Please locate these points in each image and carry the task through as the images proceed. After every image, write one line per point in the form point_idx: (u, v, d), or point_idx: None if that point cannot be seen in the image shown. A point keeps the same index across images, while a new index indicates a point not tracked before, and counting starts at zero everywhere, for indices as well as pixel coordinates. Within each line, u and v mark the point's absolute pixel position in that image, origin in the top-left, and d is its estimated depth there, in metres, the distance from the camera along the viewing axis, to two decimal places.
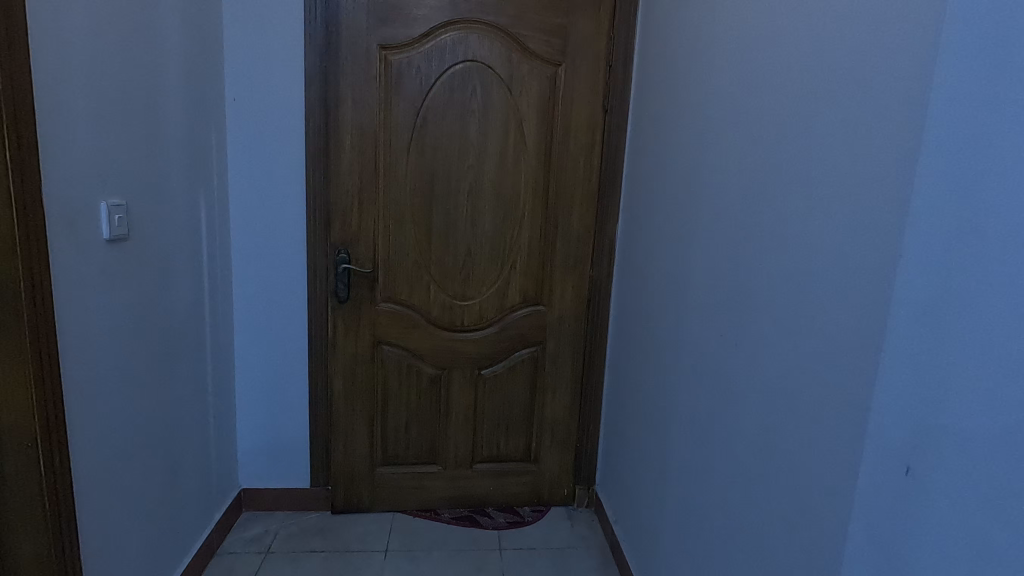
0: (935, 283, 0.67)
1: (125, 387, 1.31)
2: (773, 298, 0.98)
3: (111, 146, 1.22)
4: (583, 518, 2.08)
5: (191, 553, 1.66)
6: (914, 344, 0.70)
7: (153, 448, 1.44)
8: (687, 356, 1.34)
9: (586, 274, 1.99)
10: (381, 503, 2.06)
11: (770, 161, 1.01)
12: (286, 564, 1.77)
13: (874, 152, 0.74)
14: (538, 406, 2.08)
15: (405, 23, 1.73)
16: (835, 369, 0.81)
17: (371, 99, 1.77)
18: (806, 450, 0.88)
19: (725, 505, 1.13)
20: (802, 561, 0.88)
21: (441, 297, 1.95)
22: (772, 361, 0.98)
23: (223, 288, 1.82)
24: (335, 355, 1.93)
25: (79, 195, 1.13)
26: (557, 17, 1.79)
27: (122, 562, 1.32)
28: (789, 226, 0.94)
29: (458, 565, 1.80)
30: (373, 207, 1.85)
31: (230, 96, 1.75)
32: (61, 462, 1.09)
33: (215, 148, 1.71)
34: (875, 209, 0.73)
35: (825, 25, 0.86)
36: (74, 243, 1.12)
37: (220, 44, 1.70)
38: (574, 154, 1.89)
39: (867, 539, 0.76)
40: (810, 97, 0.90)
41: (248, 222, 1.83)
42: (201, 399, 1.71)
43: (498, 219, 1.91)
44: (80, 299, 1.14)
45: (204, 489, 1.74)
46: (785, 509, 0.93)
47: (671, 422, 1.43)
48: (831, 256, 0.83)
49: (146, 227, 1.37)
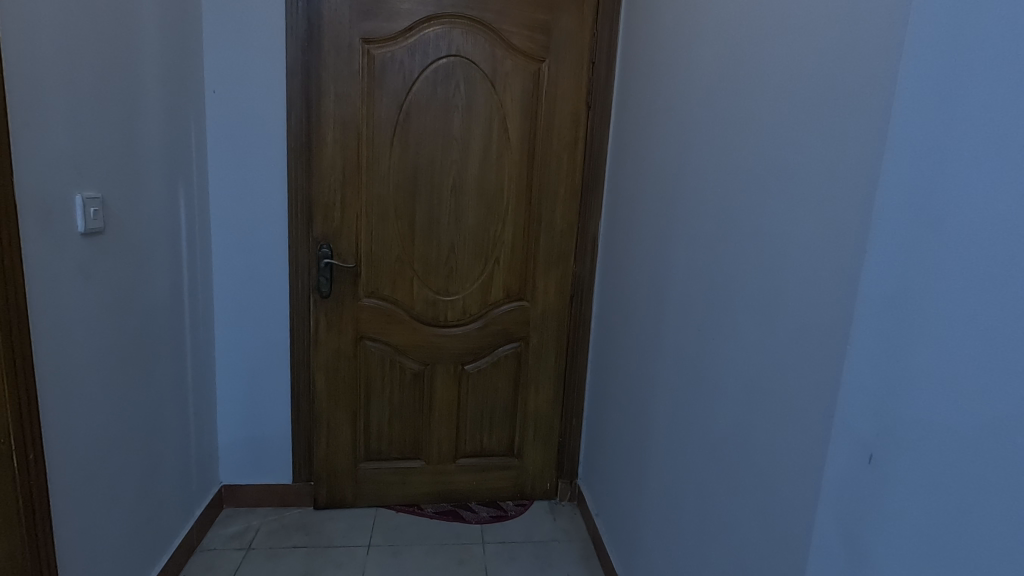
0: (897, 277, 0.68)
1: (100, 382, 1.29)
2: (746, 292, 1.01)
3: (84, 137, 1.20)
4: (565, 513, 2.10)
5: (171, 550, 1.64)
6: (878, 335, 0.71)
7: (130, 444, 1.42)
8: (666, 349, 1.36)
9: (570, 270, 2.00)
10: (364, 498, 2.06)
11: (746, 158, 1.03)
12: (267, 560, 1.76)
13: (845, 149, 0.76)
14: (521, 400, 2.09)
15: (388, 17, 1.73)
16: (805, 360, 0.84)
17: (353, 94, 1.77)
18: (779, 441, 0.90)
19: (700, 493, 1.15)
20: (773, 548, 0.90)
21: (425, 292, 1.95)
22: (748, 355, 0.99)
23: (204, 283, 1.80)
24: (318, 350, 1.92)
25: (51, 187, 1.11)
26: (540, 14, 1.79)
27: (95, 562, 1.30)
28: (764, 220, 0.96)
29: (440, 560, 1.80)
30: (356, 201, 1.84)
31: (210, 87, 1.73)
32: (34, 459, 1.08)
33: (195, 141, 1.69)
34: (845, 206, 0.75)
35: (800, 24, 0.88)
36: (47, 236, 1.10)
37: (199, 37, 1.68)
38: (557, 151, 1.89)
39: (833, 527, 0.78)
40: (785, 95, 0.91)
41: (228, 216, 1.82)
42: (180, 394, 1.69)
43: (481, 215, 1.92)
44: (53, 294, 1.12)
45: (182, 487, 1.72)
46: (758, 498, 0.95)
47: (650, 416, 1.45)
48: (802, 252, 0.85)
49: (123, 220, 1.35)
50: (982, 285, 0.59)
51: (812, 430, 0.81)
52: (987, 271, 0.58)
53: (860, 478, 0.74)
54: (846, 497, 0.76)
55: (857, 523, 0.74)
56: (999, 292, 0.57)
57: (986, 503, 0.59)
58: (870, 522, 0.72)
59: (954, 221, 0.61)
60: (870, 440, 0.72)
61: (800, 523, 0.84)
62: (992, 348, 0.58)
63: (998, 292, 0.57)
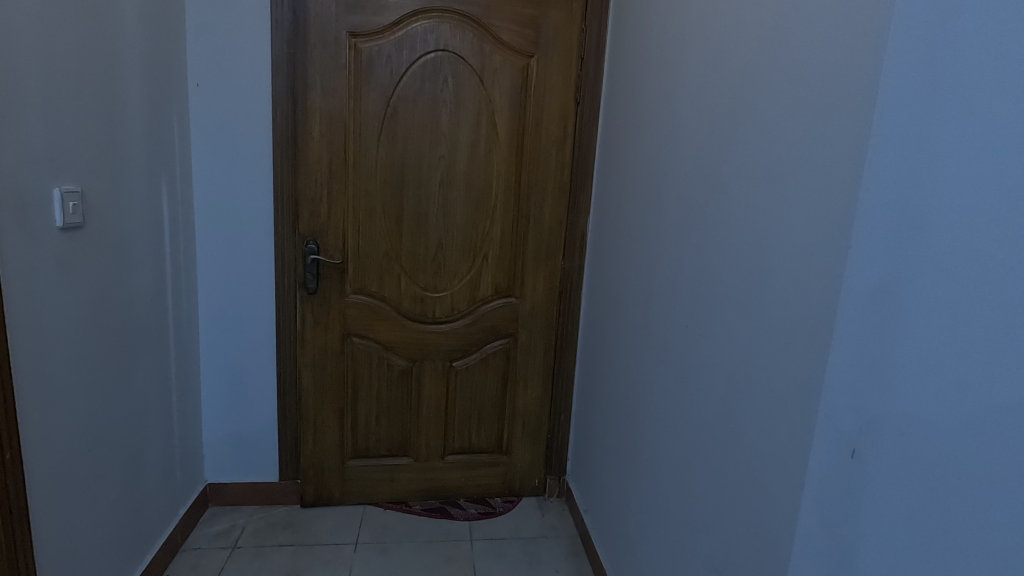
0: (881, 275, 0.68)
1: (81, 379, 1.27)
2: (732, 288, 1.01)
3: (63, 129, 1.17)
4: (554, 509, 2.10)
5: (154, 549, 1.62)
6: (862, 331, 0.71)
7: (112, 442, 1.40)
8: (653, 343, 1.36)
9: (558, 266, 2.00)
10: (352, 495, 2.05)
11: (733, 155, 1.03)
12: (253, 559, 1.74)
13: (829, 143, 0.77)
14: (510, 397, 2.09)
15: (375, 10, 1.71)
16: (787, 354, 0.85)
17: (341, 88, 1.75)
18: (763, 436, 0.91)
19: (687, 488, 1.16)
20: (758, 542, 0.91)
21: (413, 288, 1.94)
22: (733, 350, 1.00)
23: (187, 279, 1.77)
24: (304, 347, 1.91)
25: (28, 180, 1.08)
26: (528, 9, 1.78)
27: (75, 563, 1.27)
28: (749, 218, 0.97)
29: (428, 557, 1.80)
30: (342, 196, 1.82)
31: (194, 80, 1.70)
32: (11, 459, 1.05)
33: (178, 134, 1.67)
34: (828, 201, 0.76)
35: (786, 20, 0.88)
36: (24, 231, 1.08)
37: (182, 29, 1.65)
38: (546, 147, 1.89)
39: (819, 523, 0.78)
40: (771, 93, 0.92)
41: (212, 211, 1.79)
42: (164, 390, 1.67)
43: (469, 211, 1.91)
44: (30, 289, 1.10)
45: (165, 486, 1.70)
46: (744, 493, 0.95)
47: (637, 412, 1.46)
48: (786, 249, 0.86)
49: (103, 216, 1.33)
50: (986, 273, 0.57)
51: (798, 425, 0.82)
52: (993, 261, 0.57)
53: (844, 474, 0.74)
54: (829, 495, 0.76)
55: (842, 518, 0.74)
56: (1007, 282, 0.55)
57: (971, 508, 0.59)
58: (855, 521, 0.72)
59: (947, 211, 0.61)
60: (855, 435, 0.72)
61: (785, 517, 0.85)
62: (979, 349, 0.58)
63: (991, 292, 0.57)
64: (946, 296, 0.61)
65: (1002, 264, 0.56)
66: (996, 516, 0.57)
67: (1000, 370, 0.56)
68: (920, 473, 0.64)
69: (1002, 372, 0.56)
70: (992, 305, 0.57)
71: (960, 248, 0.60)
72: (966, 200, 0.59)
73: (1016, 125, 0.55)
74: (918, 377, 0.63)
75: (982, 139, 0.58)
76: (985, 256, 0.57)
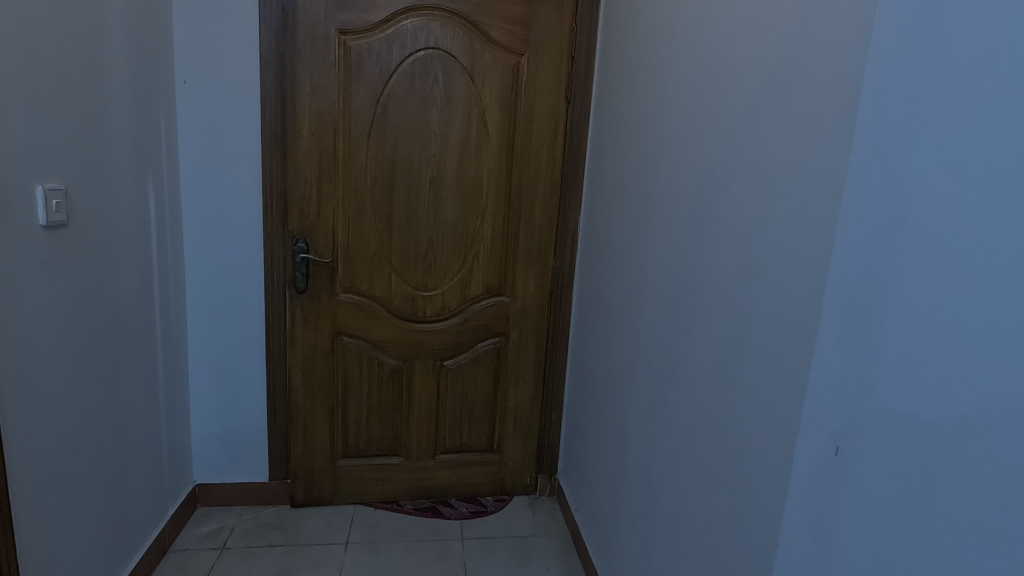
0: (862, 272, 0.69)
1: (66, 377, 1.26)
2: (721, 288, 1.01)
3: (45, 126, 1.15)
4: (546, 508, 2.10)
5: (142, 550, 1.61)
6: (844, 329, 0.72)
7: (97, 442, 1.38)
8: (643, 342, 1.36)
9: (550, 265, 2.00)
10: (343, 495, 2.04)
11: (721, 155, 1.03)
12: (242, 559, 1.73)
13: (817, 144, 0.77)
14: (501, 395, 2.09)
15: (365, 7, 1.70)
16: (775, 352, 0.86)
17: (330, 86, 1.74)
18: (751, 435, 0.91)
19: (676, 487, 1.16)
20: (745, 541, 0.91)
21: (403, 287, 1.93)
22: (721, 349, 1.00)
23: (175, 278, 1.76)
24: (294, 346, 1.90)
25: (9, 176, 1.06)
26: (519, 7, 1.78)
27: (61, 564, 1.26)
28: (737, 218, 0.97)
29: (419, 557, 1.79)
30: (333, 194, 1.81)
31: (181, 78, 1.69)
32: None
33: (165, 132, 1.65)
34: (817, 202, 0.77)
35: (774, 20, 0.89)
36: (6, 229, 1.06)
37: (168, 27, 1.63)
38: (537, 146, 1.89)
39: (804, 522, 0.78)
40: (759, 93, 0.92)
41: (200, 210, 1.78)
42: (151, 390, 1.65)
43: (460, 210, 1.90)
44: (12, 288, 1.08)
45: (153, 486, 1.68)
46: (732, 491, 0.95)
47: (627, 411, 1.46)
48: (773, 249, 0.87)
49: (89, 213, 1.31)
50: (957, 269, 0.56)
51: (785, 423, 0.83)
52: (967, 257, 0.55)
53: (826, 472, 0.74)
54: (813, 494, 0.77)
55: (824, 516, 0.74)
56: (976, 277, 0.54)
57: (939, 507, 0.58)
58: (836, 519, 0.72)
59: (929, 203, 0.59)
60: (836, 433, 0.72)
61: (773, 516, 0.85)
62: (948, 345, 0.57)
63: (963, 288, 0.55)
64: (921, 292, 0.60)
65: (970, 260, 0.54)
66: (964, 516, 0.55)
67: (966, 368, 0.55)
68: (894, 470, 0.63)
69: (966, 369, 0.55)
70: (960, 300, 0.55)
71: (933, 243, 0.58)
72: (939, 192, 0.58)
73: (983, 116, 0.53)
74: (893, 374, 0.63)
75: (956, 132, 0.56)
76: (956, 251, 0.56)
